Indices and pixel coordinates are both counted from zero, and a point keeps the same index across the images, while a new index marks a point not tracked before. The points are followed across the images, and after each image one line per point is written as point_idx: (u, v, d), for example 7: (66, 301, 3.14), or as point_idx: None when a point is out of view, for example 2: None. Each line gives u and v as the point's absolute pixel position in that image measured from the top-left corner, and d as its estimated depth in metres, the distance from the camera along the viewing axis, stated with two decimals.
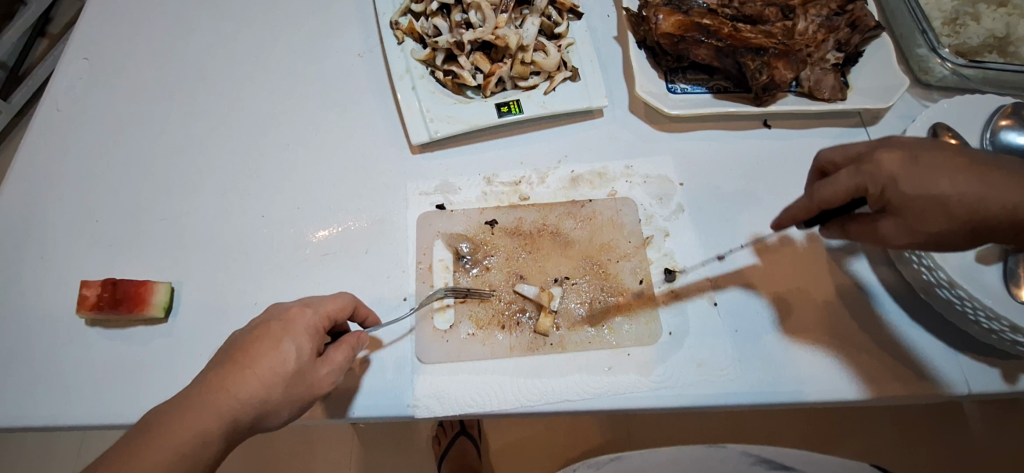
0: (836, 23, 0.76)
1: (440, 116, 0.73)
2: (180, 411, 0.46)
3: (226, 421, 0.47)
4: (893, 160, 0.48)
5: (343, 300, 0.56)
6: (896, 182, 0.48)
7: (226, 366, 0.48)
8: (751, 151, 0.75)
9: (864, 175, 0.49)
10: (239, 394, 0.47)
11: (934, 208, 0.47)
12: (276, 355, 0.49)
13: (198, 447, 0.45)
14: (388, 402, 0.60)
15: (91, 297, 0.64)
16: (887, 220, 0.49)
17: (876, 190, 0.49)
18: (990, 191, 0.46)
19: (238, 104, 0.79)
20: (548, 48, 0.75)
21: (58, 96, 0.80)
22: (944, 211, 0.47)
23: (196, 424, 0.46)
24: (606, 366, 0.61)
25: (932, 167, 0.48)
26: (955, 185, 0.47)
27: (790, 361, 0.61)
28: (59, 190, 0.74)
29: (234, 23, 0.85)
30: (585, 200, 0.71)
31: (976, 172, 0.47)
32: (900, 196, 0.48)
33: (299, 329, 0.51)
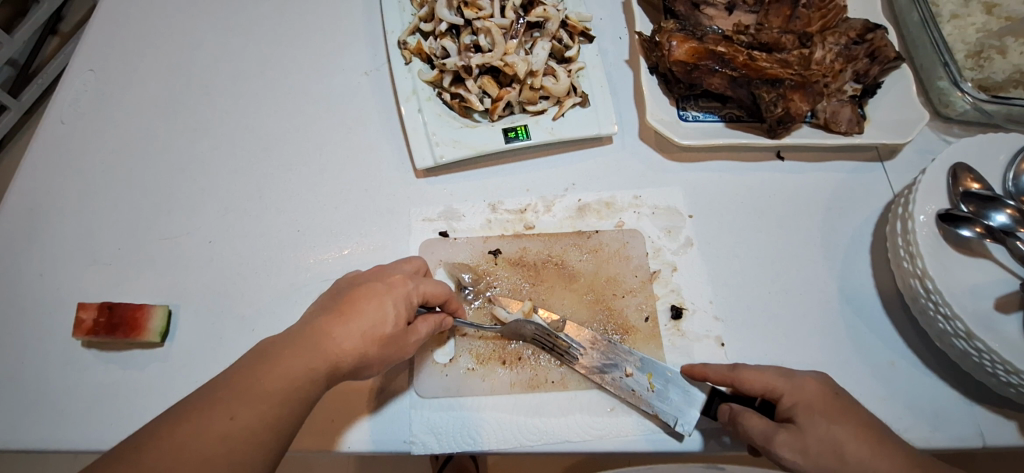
0: (854, 52, 0.74)
1: (445, 140, 0.72)
2: (290, 348, 0.49)
3: (329, 365, 0.49)
4: (816, 393, 0.53)
5: (442, 286, 0.57)
6: (808, 407, 0.52)
7: (331, 316, 0.51)
8: (762, 184, 0.73)
9: (788, 381, 0.54)
10: (343, 342, 0.50)
11: (828, 465, 0.49)
12: (375, 314, 0.51)
13: (307, 384, 0.48)
14: (386, 437, 0.59)
15: (88, 320, 0.63)
16: (789, 430, 0.51)
17: (789, 400, 0.53)
18: (881, 462, 0.49)
19: (242, 121, 0.78)
20: (558, 72, 0.74)
21: (63, 110, 0.79)
22: (841, 459, 0.49)
23: (306, 361, 0.48)
24: (609, 406, 0.59)
25: (844, 413, 0.51)
26: (859, 449, 0.49)
27: None
28: (61, 206, 0.73)
29: (241, 38, 0.84)
30: (592, 231, 0.69)
31: (875, 441, 0.50)
32: (813, 416, 0.51)
33: (398, 294, 0.53)
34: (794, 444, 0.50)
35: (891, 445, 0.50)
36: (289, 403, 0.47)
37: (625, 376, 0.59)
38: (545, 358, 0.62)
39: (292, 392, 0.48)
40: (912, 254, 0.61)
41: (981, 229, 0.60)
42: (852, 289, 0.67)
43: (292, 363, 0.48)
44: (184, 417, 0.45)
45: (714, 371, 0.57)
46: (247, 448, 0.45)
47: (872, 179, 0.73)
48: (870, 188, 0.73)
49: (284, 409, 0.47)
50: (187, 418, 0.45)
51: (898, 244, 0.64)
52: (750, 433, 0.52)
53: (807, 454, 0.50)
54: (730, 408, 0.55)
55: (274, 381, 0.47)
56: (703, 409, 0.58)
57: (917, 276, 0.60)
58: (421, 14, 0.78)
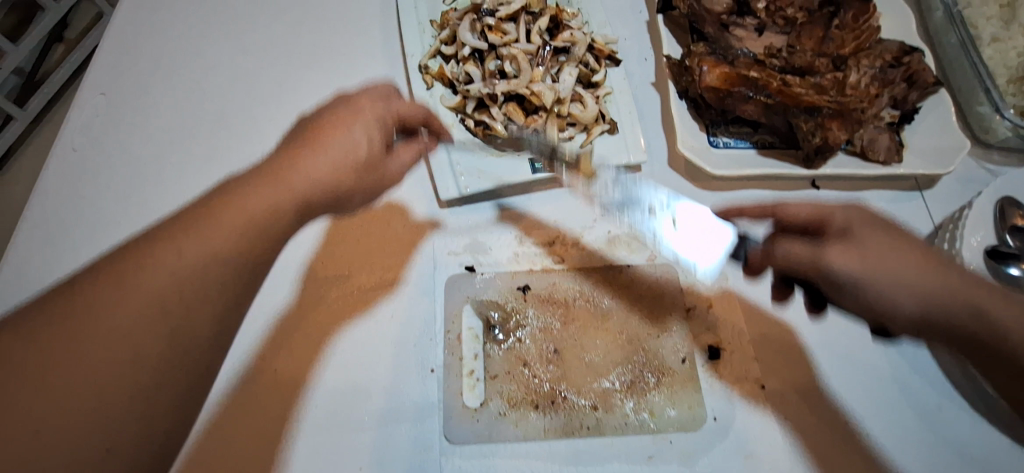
0: (891, 76, 0.73)
1: (470, 170, 0.70)
2: (252, 189, 0.51)
3: (296, 198, 0.53)
4: (859, 215, 0.57)
5: (419, 109, 0.65)
6: (854, 227, 0.57)
7: (261, 182, 0.52)
8: (797, 215, 0.71)
9: (841, 210, 0.57)
10: (310, 171, 0.54)
11: (884, 272, 0.54)
12: (342, 145, 0.56)
13: (269, 217, 0.51)
14: (335, 419, 0.59)
15: None
16: (843, 245, 0.55)
17: (841, 220, 0.57)
18: (937, 282, 0.54)
19: (260, 148, 0.76)
20: (585, 99, 0.72)
21: (74, 137, 0.77)
22: (896, 275, 0.54)
23: (271, 197, 0.51)
24: (648, 454, 0.57)
25: (895, 232, 0.56)
26: (912, 264, 0.54)
27: (843, 452, 0.58)
28: (72, 239, 0.71)
29: (258, 62, 0.82)
30: (623, 265, 0.67)
31: (932, 261, 0.55)
32: (861, 230, 0.56)
33: (370, 123, 0.58)
34: (848, 255, 0.54)
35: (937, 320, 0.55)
36: (239, 244, 0.49)
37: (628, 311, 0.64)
38: (580, 400, 0.59)
39: (221, 252, 0.48)
40: None
41: None
42: None
43: (222, 244, 0.48)
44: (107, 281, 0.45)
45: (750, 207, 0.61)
46: (202, 283, 0.47)
47: (910, 209, 0.71)
48: (908, 218, 0.70)
49: (219, 243, 0.48)
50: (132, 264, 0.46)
51: None
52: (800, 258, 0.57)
53: (863, 265, 0.54)
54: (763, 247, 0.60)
55: (224, 220, 0.49)
56: (735, 248, 0.63)
57: None
58: (442, 37, 0.76)
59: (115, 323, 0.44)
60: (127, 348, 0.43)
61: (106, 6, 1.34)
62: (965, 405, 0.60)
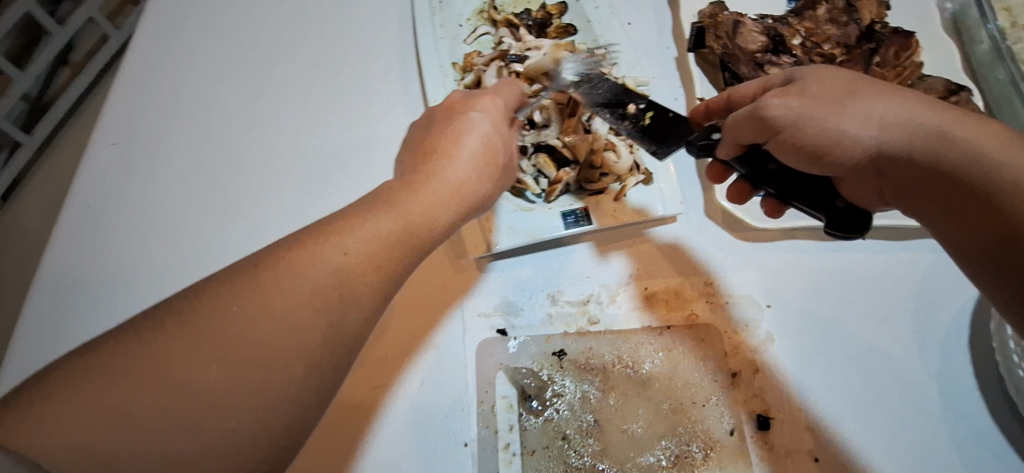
0: None
1: (499, 226, 0.66)
2: (373, 212, 0.47)
3: (448, 199, 0.51)
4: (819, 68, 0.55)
5: (512, 86, 0.61)
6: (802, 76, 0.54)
7: (410, 183, 0.50)
8: (846, 269, 0.67)
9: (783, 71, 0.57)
10: (453, 176, 0.51)
11: (826, 113, 0.51)
12: (469, 167, 0.52)
13: (405, 235, 0.47)
14: (439, 439, 0.59)
15: None
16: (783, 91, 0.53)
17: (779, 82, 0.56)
18: (887, 108, 0.49)
19: (277, 201, 0.74)
20: (619, 148, 0.68)
21: (85, 190, 0.75)
22: (843, 108, 0.50)
23: (421, 207, 0.49)
24: None
25: (863, 82, 0.52)
26: (868, 119, 0.50)
27: None
28: (89, 302, 0.69)
29: (273, 107, 0.79)
30: (663, 326, 0.64)
31: (906, 99, 0.50)
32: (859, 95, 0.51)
33: (500, 127, 0.56)
34: (787, 97, 0.52)
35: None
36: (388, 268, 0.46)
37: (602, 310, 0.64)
38: None
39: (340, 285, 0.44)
40: None
41: None
42: (951, 390, 0.61)
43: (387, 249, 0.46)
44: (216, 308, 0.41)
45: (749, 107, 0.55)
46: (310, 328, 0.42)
47: None
48: (961, 269, 0.66)
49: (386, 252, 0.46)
50: (231, 297, 0.42)
51: (1009, 347, 0.57)
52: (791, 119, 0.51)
53: (803, 101, 0.51)
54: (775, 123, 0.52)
55: (327, 258, 0.44)
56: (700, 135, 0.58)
57: None
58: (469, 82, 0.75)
59: (202, 385, 0.40)
60: (248, 371, 0.40)
61: (104, 22, 1.30)
62: None
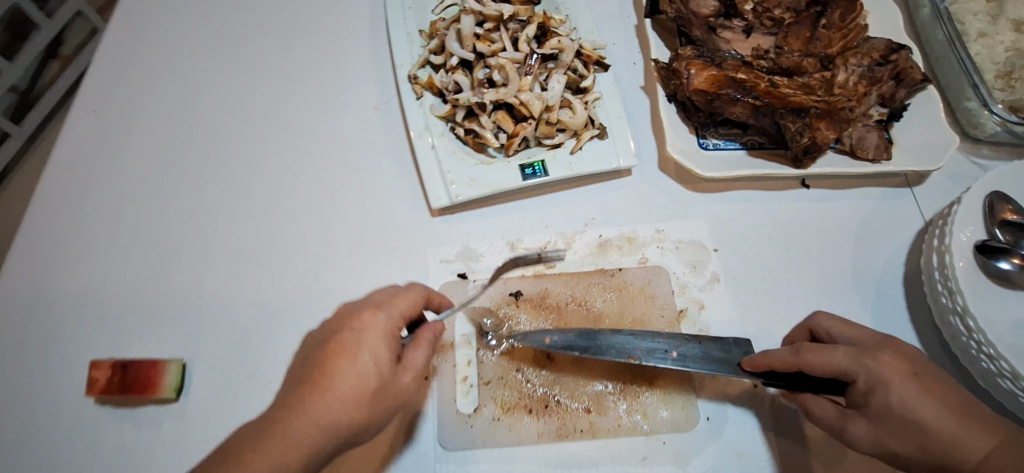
0: (878, 74, 0.73)
1: (461, 178, 0.70)
2: (255, 446, 0.47)
3: (326, 437, 0.48)
4: (896, 369, 0.48)
5: (411, 295, 0.55)
6: (887, 387, 0.47)
7: (284, 420, 0.48)
8: (789, 216, 0.71)
9: (858, 362, 0.49)
10: (330, 411, 0.48)
11: (907, 424, 0.47)
12: (347, 401, 0.48)
13: (313, 448, 0.48)
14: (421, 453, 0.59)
15: (101, 379, 0.61)
16: (863, 418, 0.49)
17: (863, 384, 0.49)
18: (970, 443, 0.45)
19: (249, 162, 0.76)
20: (574, 105, 0.72)
21: (67, 154, 0.78)
22: (910, 436, 0.47)
23: (308, 431, 0.47)
24: (641, 455, 0.58)
25: (932, 387, 0.47)
26: (967, 438, 0.45)
27: (841, 454, 0.57)
28: (70, 257, 0.72)
29: (248, 76, 0.83)
30: (616, 269, 0.67)
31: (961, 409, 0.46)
32: (907, 413, 0.47)
33: (378, 351, 0.50)
34: (874, 434, 0.49)
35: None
36: (317, 450, 0.48)
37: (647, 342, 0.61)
38: (573, 405, 0.60)
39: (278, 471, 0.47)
40: (950, 289, 0.59)
41: (1020, 261, 0.59)
42: (886, 325, 0.64)
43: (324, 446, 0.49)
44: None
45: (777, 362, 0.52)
46: None
47: (902, 206, 0.71)
48: (898, 215, 0.71)
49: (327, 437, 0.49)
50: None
51: (935, 279, 0.61)
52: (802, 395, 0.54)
53: (891, 436, 0.48)
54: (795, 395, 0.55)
55: None
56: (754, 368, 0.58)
57: (957, 313, 0.59)
58: (431, 47, 0.77)
59: None
60: None
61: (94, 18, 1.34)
62: None
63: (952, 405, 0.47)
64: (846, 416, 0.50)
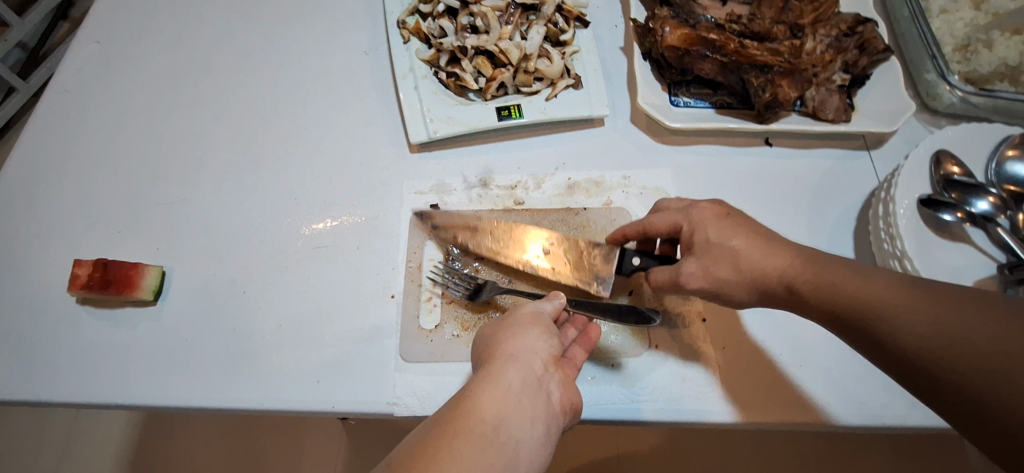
0: (845, 44, 0.76)
1: (440, 117, 0.74)
2: (470, 389, 0.45)
3: (524, 358, 0.48)
4: (710, 210, 0.54)
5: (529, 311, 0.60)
6: (698, 226, 0.54)
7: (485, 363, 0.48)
8: (752, 171, 0.74)
9: (682, 213, 0.55)
10: (515, 337, 0.50)
11: (727, 263, 0.51)
12: (530, 331, 0.51)
13: (520, 364, 0.48)
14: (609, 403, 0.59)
15: (83, 276, 0.64)
16: (690, 261, 0.52)
17: (685, 229, 0.55)
18: (786, 266, 0.50)
19: (240, 96, 0.80)
20: (552, 55, 0.76)
21: (67, 78, 0.81)
22: (734, 266, 0.51)
23: (505, 356, 0.48)
24: (590, 376, 0.61)
25: (742, 227, 0.52)
26: (780, 266, 0.50)
27: (778, 383, 0.61)
28: (63, 171, 0.75)
29: (245, 17, 0.86)
30: (580, 208, 0.71)
31: (781, 244, 0.51)
32: (726, 242, 0.51)
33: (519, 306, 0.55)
34: (699, 271, 0.52)
35: (873, 273, 0.48)
36: (534, 368, 0.48)
37: (543, 248, 0.65)
38: None
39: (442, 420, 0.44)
40: (892, 235, 0.63)
41: (962, 214, 0.62)
42: None
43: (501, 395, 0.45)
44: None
45: (629, 229, 0.61)
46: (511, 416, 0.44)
47: (859, 167, 0.75)
48: (854, 175, 0.74)
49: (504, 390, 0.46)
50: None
51: (880, 227, 0.65)
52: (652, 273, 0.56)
53: (709, 274, 0.51)
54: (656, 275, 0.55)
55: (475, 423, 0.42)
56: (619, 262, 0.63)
57: (897, 257, 0.62)
58: None
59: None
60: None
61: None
62: None
63: (761, 233, 0.52)
64: (682, 263, 0.53)
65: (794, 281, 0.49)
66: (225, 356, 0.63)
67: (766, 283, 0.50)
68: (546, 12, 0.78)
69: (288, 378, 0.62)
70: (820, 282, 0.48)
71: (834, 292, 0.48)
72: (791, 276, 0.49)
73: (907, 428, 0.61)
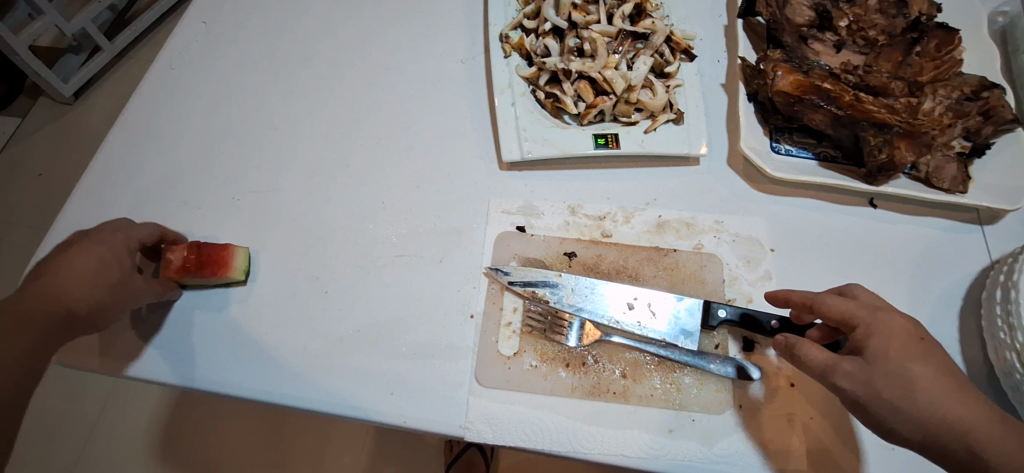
0: (966, 108, 0.72)
1: (535, 137, 0.72)
2: None
3: None
4: (901, 327, 0.51)
5: None
6: (882, 339, 0.50)
7: None
8: (853, 231, 0.71)
9: (867, 316, 0.52)
10: None
11: (900, 385, 0.48)
12: None
13: None
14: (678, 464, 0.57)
15: (176, 260, 0.64)
16: (854, 362, 0.50)
17: (862, 333, 0.51)
18: (969, 416, 0.48)
19: (337, 91, 0.80)
20: (656, 87, 0.74)
21: (173, 54, 0.83)
22: (908, 391, 0.48)
23: None
24: (668, 428, 0.59)
25: (929, 355, 0.50)
26: (960, 412, 0.48)
27: (867, 462, 0.58)
28: (161, 147, 0.76)
29: (348, 13, 0.87)
30: (670, 249, 0.69)
31: (965, 390, 0.49)
32: (910, 365, 0.49)
33: None
34: (860, 378, 0.49)
35: None
36: None
37: (626, 309, 0.63)
38: (609, 367, 0.61)
39: (71, 319, 0.55)
40: (1010, 324, 0.59)
41: None
42: None
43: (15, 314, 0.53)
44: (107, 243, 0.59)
45: (796, 296, 0.57)
46: None
47: (969, 241, 0.70)
48: (963, 249, 0.70)
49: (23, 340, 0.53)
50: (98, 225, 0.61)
51: (995, 312, 0.61)
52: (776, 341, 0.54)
53: (869, 386, 0.49)
54: (786, 339, 0.53)
55: None
56: (703, 315, 0.62)
57: (1014, 350, 0.58)
58: (526, 12, 0.79)
59: None
60: None
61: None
62: None
63: (941, 364, 0.50)
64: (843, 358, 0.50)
65: (966, 434, 0.47)
66: (300, 355, 0.63)
67: (935, 422, 0.48)
68: (655, 42, 0.76)
69: (360, 387, 0.61)
70: (1002, 447, 0.47)
71: (1009, 457, 0.46)
72: (966, 428, 0.47)
73: None
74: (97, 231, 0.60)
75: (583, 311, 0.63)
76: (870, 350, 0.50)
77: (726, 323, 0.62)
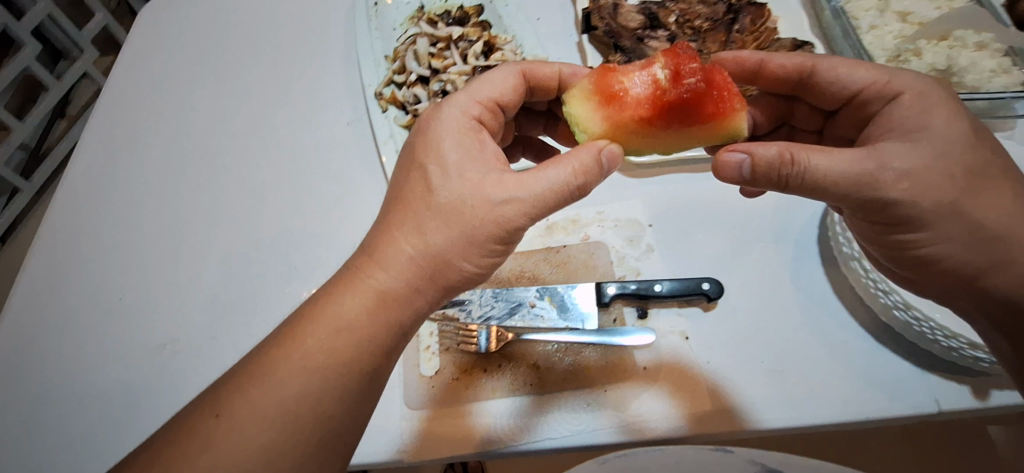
0: None
1: None
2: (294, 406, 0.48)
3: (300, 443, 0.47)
4: (930, 90, 0.53)
5: None
6: (930, 126, 0.51)
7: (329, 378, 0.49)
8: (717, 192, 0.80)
9: (909, 88, 0.53)
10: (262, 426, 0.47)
11: (943, 169, 0.50)
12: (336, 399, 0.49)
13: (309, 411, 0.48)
14: (599, 432, 0.63)
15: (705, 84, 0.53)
16: (972, 153, 0.51)
17: (908, 101, 0.53)
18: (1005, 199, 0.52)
19: (237, 176, 0.86)
20: None
21: (76, 178, 0.88)
22: (960, 170, 0.51)
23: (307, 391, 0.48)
24: (585, 403, 0.65)
25: (949, 110, 0.52)
26: (994, 196, 0.52)
27: (763, 388, 0.65)
28: (77, 265, 0.80)
29: (236, 104, 0.93)
30: (560, 246, 0.76)
31: (986, 164, 0.52)
32: (947, 136, 0.51)
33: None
34: (911, 157, 0.50)
35: None
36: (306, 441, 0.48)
37: (528, 307, 0.69)
38: (523, 363, 0.67)
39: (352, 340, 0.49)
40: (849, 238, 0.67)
41: None
42: (808, 278, 0.71)
43: (271, 386, 0.48)
44: (417, 208, 0.50)
45: (806, 64, 0.60)
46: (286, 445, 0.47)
47: None
48: None
49: (264, 431, 0.47)
50: (424, 149, 0.52)
51: (837, 231, 0.70)
52: (768, 158, 0.50)
53: (933, 166, 0.50)
54: (790, 152, 0.49)
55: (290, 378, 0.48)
56: (596, 294, 0.69)
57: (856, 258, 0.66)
58: (394, 68, 0.89)
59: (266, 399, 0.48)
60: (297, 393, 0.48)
61: (98, 77, 1.60)
62: (873, 341, 0.67)
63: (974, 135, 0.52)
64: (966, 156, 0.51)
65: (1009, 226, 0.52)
66: None
67: (965, 205, 0.51)
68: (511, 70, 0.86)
69: None
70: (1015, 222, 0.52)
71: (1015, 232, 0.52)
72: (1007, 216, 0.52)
73: (885, 420, 0.64)
74: (414, 172, 0.52)
75: (491, 319, 0.69)
76: (931, 132, 0.51)
77: (617, 298, 0.69)
